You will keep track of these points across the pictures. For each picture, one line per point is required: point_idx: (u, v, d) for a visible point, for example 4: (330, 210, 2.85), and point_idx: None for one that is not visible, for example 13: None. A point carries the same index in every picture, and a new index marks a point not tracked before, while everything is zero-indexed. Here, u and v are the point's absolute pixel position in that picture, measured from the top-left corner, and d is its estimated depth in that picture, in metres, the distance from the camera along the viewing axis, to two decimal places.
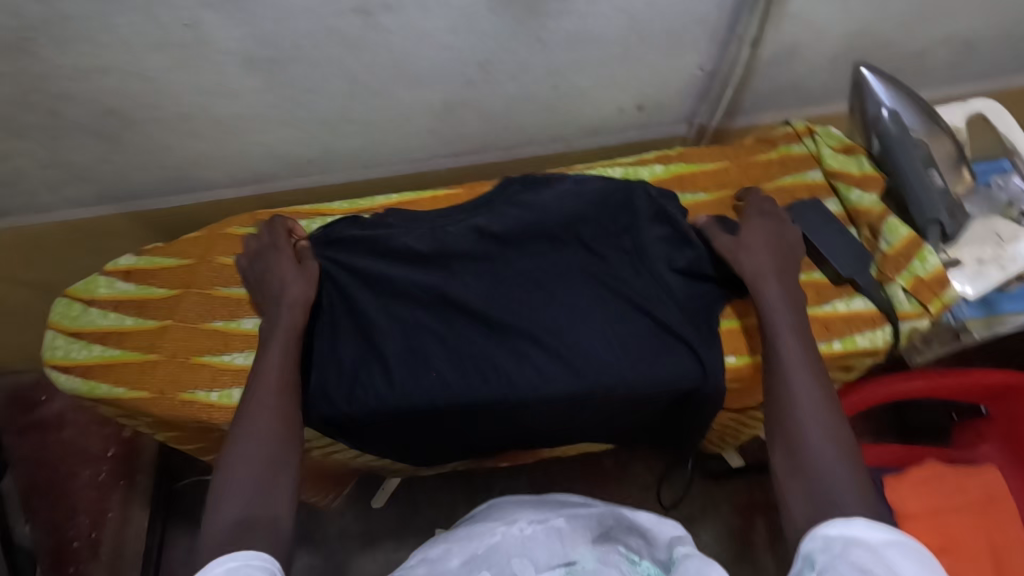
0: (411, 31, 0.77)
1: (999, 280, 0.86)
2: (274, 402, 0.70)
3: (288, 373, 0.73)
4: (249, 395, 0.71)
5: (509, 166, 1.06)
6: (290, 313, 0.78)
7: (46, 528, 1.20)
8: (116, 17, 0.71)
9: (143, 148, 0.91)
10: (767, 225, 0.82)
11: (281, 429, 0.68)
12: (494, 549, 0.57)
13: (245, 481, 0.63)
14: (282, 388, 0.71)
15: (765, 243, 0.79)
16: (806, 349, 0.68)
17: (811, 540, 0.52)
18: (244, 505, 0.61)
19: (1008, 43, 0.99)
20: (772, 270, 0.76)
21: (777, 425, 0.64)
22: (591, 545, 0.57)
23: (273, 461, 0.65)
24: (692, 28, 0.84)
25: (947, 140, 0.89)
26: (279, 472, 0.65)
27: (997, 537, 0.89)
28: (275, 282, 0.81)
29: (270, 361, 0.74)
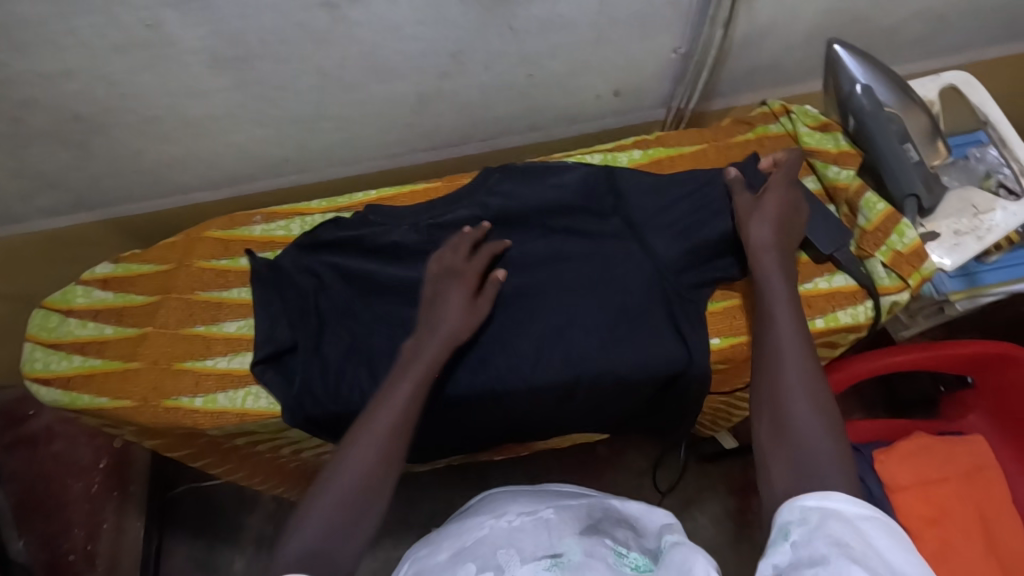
0: (380, 23, 0.76)
1: (977, 250, 0.86)
2: (395, 420, 0.61)
3: (411, 404, 0.63)
4: (375, 407, 0.63)
5: (489, 157, 1.06)
6: (437, 348, 0.70)
7: (40, 543, 1.18)
8: (76, 20, 0.69)
9: (114, 154, 0.90)
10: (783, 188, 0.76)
11: (390, 451, 0.60)
12: (481, 541, 0.56)
13: (337, 499, 0.56)
14: (405, 413, 0.62)
15: (776, 206, 0.75)
16: (799, 321, 0.63)
17: (788, 511, 0.49)
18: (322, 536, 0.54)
19: (977, 16, 0.99)
20: (775, 240, 0.72)
21: (765, 396, 0.60)
22: (578, 536, 0.55)
23: (374, 486, 0.58)
24: (665, 10, 0.84)
25: (921, 114, 0.89)
26: (373, 500, 0.57)
27: (985, 506, 0.91)
28: (442, 315, 0.73)
29: (401, 388, 0.64)
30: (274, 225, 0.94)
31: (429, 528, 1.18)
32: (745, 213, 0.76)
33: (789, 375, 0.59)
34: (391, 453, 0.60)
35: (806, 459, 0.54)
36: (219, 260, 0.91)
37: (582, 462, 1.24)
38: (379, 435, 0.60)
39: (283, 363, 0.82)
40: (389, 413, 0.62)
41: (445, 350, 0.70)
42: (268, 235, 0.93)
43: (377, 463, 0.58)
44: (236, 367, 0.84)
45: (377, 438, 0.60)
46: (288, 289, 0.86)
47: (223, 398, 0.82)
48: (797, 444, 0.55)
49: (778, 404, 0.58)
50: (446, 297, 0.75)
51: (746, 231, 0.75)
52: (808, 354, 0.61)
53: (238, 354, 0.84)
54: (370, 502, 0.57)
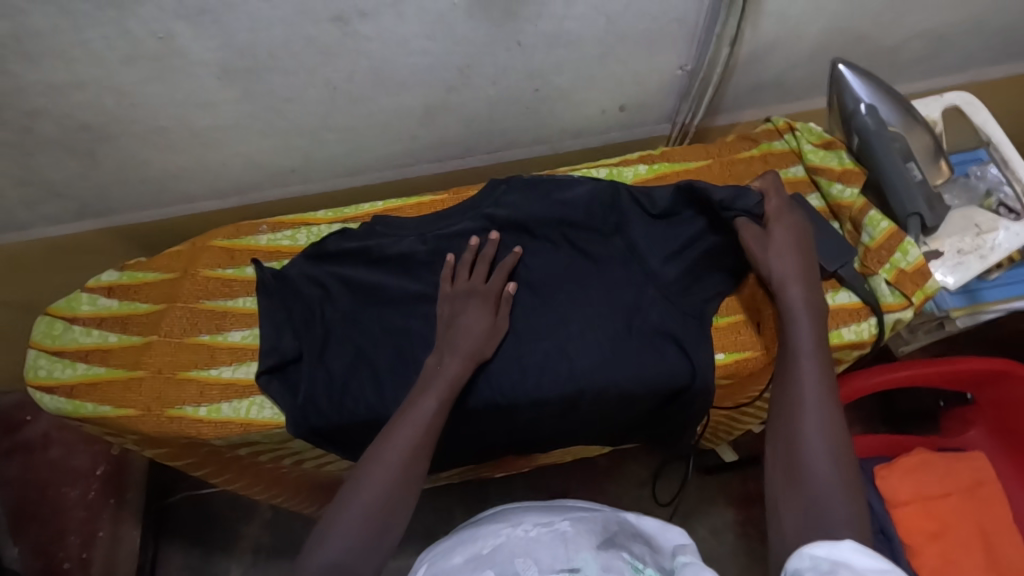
0: (390, 37, 0.77)
1: (980, 269, 0.87)
2: (421, 436, 0.64)
3: (433, 420, 0.66)
4: (399, 417, 0.66)
5: (493, 169, 1.07)
6: (459, 364, 0.73)
7: (34, 551, 1.17)
8: (88, 31, 0.70)
9: (121, 163, 0.90)
10: (791, 218, 0.79)
11: (413, 467, 0.62)
12: (498, 549, 0.56)
13: (362, 511, 0.58)
14: (428, 430, 0.65)
15: (790, 240, 0.77)
16: (824, 367, 0.65)
17: (799, 559, 0.49)
18: (344, 551, 0.56)
19: (979, 36, 1.00)
20: (798, 275, 0.73)
21: (781, 429, 0.62)
22: (595, 550, 0.54)
23: (398, 499, 0.60)
24: (670, 27, 0.85)
25: (923, 133, 0.90)
26: (396, 513, 0.60)
27: (987, 521, 0.91)
28: (467, 333, 0.76)
29: (424, 405, 0.67)
30: (280, 235, 0.94)
31: (428, 538, 1.18)
32: (758, 243, 0.77)
33: (809, 418, 0.61)
34: (413, 472, 0.62)
35: (821, 501, 0.56)
36: (225, 269, 0.91)
37: (582, 475, 1.24)
38: (405, 450, 0.63)
39: (287, 374, 0.82)
40: (414, 430, 0.64)
41: (466, 368, 0.74)
42: (275, 245, 0.93)
43: (401, 476, 0.61)
44: (240, 376, 0.83)
45: (403, 453, 0.62)
46: (294, 300, 0.86)
47: (228, 408, 0.81)
48: (814, 485, 0.57)
49: (796, 442, 0.60)
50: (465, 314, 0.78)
51: (766, 262, 0.76)
52: (832, 401, 0.62)
53: (243, 364, 0.84)
54: (393, 515, 0.59)
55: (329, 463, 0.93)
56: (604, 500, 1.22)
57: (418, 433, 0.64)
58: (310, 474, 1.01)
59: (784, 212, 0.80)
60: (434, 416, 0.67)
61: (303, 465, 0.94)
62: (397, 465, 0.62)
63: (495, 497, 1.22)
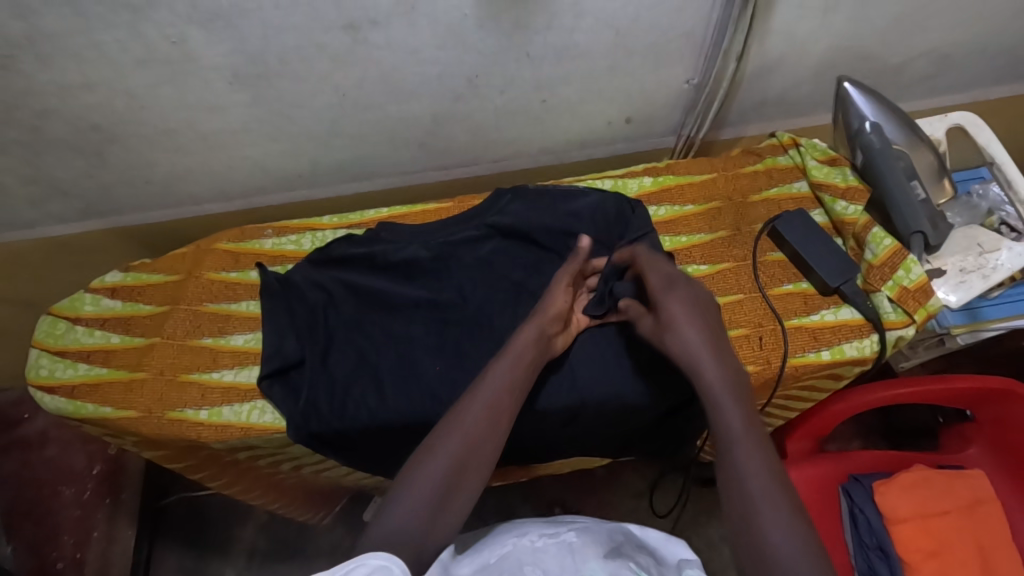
0: (399, 46, 0.77)
1: (982, 289, 0.88)
2: (489, 416, 0.63)
3: (500, 396, 0.65)
4: (468, 396, 0.65)
5: (498, 178, 1.07)
6: (525, 339, 0.72)
7: (28, 549, 1.16)
8: (101, 34, 0.70)
9: (128, 164, 0.91)
10: (679, 290, 0.71)
11: (479, 448, 0.60)
12: (505, 558, 0.56)
13: (430, 486, 0.56)
14: (495, 409, 0.64)
15: (687, 314, 0.68)
16: (759, 449, 0.57)
17: None
18: (411, 513, 0.54)
19: (983, 57, 1.01)
20: (708, 349, 0.65)
21: (735, 521, 0.54)
22: (602, 559, 0.55)
23: (463, 474, 0.58)
24: (678, 42, 0.86)
25: (927, 153, 0.91)
26: (463, 483, 0.58)
27: (984, 539, 0.91)
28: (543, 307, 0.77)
29: (495, 378, 0.67)
30: (285, 239, 0.94)
31: None
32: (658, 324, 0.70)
33: (765, 517, 0.52)
34: (483, 442, 0.61)
35: None
36: (229, 273, 0.91)
37: (580, 484, 1.24)
38: (469, 430, 0.61)
39: (290, 378, 0.82)
40: (485, 399, 0.64)
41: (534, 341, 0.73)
42: (279, 249, 0.93)
43: (465, 454, 0.59)
44: (242, 380, 0.83)
45: (475, 432, 0.61)
46: (297, 304, 0.86)
47: (229, 412, 0.81)
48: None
49: (766, 559, 0.51)
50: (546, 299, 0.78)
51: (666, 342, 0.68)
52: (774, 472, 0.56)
53: (244, 367, 0.84)
54: (457, 493, 0.57)
55: (328, 469, 0.93)
56: (601, 510, 1.22)
57: (487, 403, 0.64)
58: (307, 480, 1.02)
59: (675, 285, 0.72)
60: (507, 389, 0.66)
61: (301, 470, 0.94)
62: (462, 443, 0.60)
63: (492, 505, 1.21)
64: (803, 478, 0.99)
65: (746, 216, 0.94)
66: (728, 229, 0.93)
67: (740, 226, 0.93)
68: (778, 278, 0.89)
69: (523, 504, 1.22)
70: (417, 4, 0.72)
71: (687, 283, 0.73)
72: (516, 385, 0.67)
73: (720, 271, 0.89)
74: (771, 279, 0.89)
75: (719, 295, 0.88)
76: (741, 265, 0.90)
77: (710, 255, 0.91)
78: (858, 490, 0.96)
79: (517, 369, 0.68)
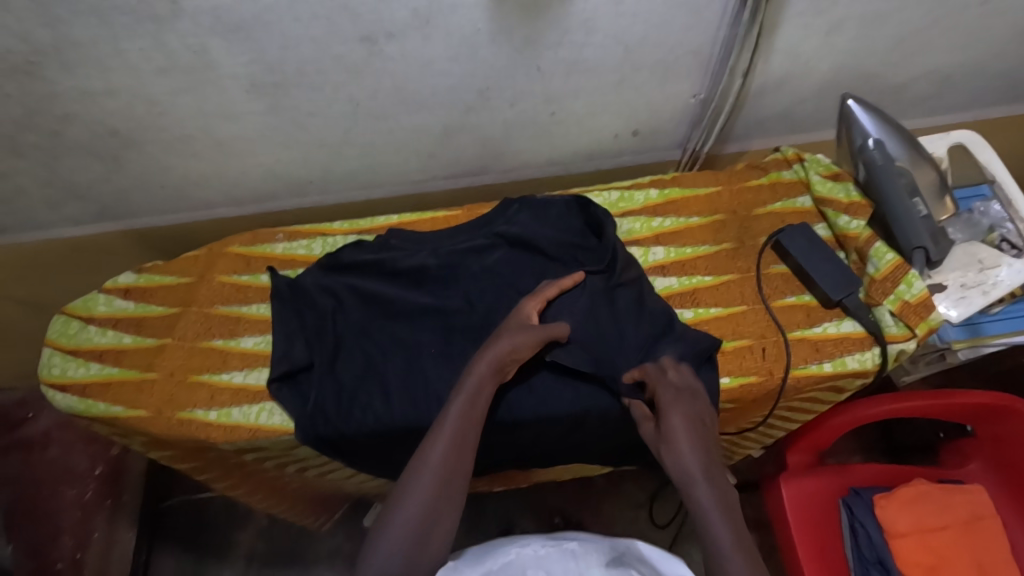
0: (413, 59, 0.79)
1: (982, 305, 0.89)
2: (454, 450, 0.64)
3: (464, 427, 0.66)
4: (435, 430, 0.66)
5: (505, 188, 1.09)
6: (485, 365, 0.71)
7: (26, 551, 1.13)
8: (126, 44, 0.72)
9: (144, 169, 0.92)
10: (685, 401, 0.72)
11: (448, 483, 0.62)
12: (510, 564, 0.59)
13: (406, 528, 0.59)
14: (460, 441, 0.65)
15: (685, 422, 0.69)
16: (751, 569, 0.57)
17: None
18: (389, 557, 0.57)
19: (983, 78, 1.03)
20: (703, 466, 0.65)
21: None
22: (605, 568, 0.58)
23: (437, 513, 0.60)
24: (685, 59, 0.87)
25: (928, 169, 0.91)
26: (440, 521, 0.60)
27: (985, 556, 0.91)
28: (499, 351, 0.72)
29: (456, 409, 0.67)
30: (296, 244, 0.96)
31: None
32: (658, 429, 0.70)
33: None
34: (451, 476, 0.62)
35: None
36: (240, 276, 0.93)
37: (580, 494, 1.25)
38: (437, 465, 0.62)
39: (298, 381, 0.83)
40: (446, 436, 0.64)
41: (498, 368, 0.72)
42: (290, 254, 0.95)
43: (436, 492, 0.61)
44: (251, 382, 0.85)
45: (447, 460, 0.63)
46: (307, 308, 0.87)
47: (237, 413, 0.82)
48: None
49: None
50: (518, 330, 0.75)
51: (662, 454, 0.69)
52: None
53: (253, 369, 0.85)
54: (434, 530, 0.60)
55: (331, 472, 0.94)
56: (601, 519, 1.22)
57: (449, 438, 0.64)
58: (309, 484, 1.03)
59: (678, 397, 0.72)
60: (468, 418, 0.67)
61: (305, 474, 0.95)
62: (430, 480, 0.62)
63: (493, 513, 1.22)
64: (799, 490, 0.99)
65: (750, 229, 0.95)
66: (732, 241, 0.94)
67: (744, 238, 0.94)
68: (781, 290, 0.90)
69: (524, 513, 1.22)
70: (432, 18, 0.74)
71: (693, 399, 0.72)
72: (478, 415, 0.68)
73: (724, 282, 0.91)
74: (774, 291, 0.90)
75: (723, 305, 0.89)
76: (745, 276, 0.91)
77: (713, 267, 0.92)
78: (858, 504, 0.96)
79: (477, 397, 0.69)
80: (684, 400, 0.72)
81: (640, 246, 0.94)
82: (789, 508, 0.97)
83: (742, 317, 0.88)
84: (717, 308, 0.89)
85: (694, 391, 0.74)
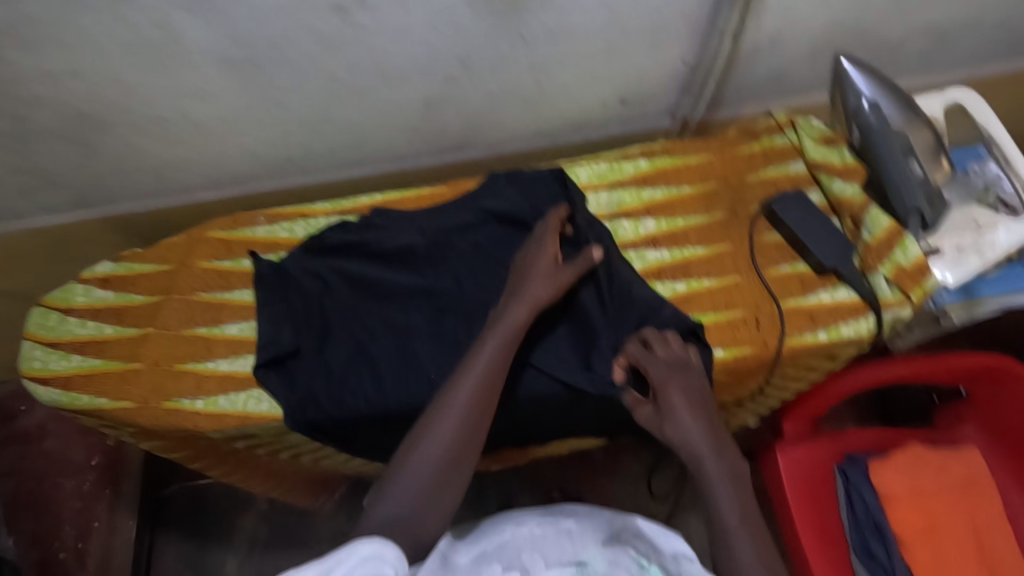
0: (390, 27, 0.76)
1: (979, 269, 0.87)
2: (466, 414, 0.64)
3: (492, 376, 0.68)
4: (454, 386, 0.67)
5: (492, 162, 1.06)
6: (518, 308, 0.74)
7: (29, 542, 1.14)
8: (85, 19, 0.68)
9: (117, 152, 0.89)
10: (680, 380, 0.73)
11: (462, 446, 0.63)
12: (506, 545, 0.59)
13: (418, 483, 0.60)
14: (482, 398, 0.66)
15: (687, 402, 0.70)
16: (756, 542, 0.62)
17: None
18: (402, 506, 0.59)
19: (982, 32, 1.00)
20: (708, 444, 0.67)
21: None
22: (601, 546, 0.57)
23: (453, 464, 0.62)
24: (674, 20, 0.84)
25: (924, 130, 0.88)
26: (451, 478, 0.62)
27: (978, 516, 0.93)
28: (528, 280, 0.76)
29: (485, 359, 0.69)
30: (278, 226, 0.93)
31: None
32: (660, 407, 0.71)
33: None
34: (463, 437, 0.63)
35: None
36: (221, 262, 0.90)
37: (579, 469, 1.25)
38: (457, 420, 0.64)
39: (285, 367, 0.81)
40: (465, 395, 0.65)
41: (532, 316, 0.74)
42: (272, 237, 0.92)
43: (455, 445, 0.63)
44: (237, 369, 0.83)
45: (472, 411, 0.65)
46: (292, 292, 0.85)
47: (224, 401, 0.81)
48: None
49: None
50: (536, 271, 0.77)
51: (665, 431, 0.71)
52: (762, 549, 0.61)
53: (239, 356, 0.84)
54: (449, 484, 0.61)
55: (326, 457, 0.93)
56: (600, 492, 1.23)
57: (470, 389, 0.66)
58: (306, 467, 1.02)
59: (672, 376, 0.73)
60: (494, 367, 0.68)
61: (300, 459, 0.94)
62: (449, 434, 0.63)
63: (492, 490, 1.22)
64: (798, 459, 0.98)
65: (743, 198, 0.93)
66: (725, 210, 0.92)
67: (737, 208, 0.92)
68: (775, 259, 0.88)
69: (524, 489, 1.23)
70: None
71: (690, 375, 0.73)
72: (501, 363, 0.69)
73: (717, 253, 0.89)
74: (768, 261, 0.88)
75: (715, 277, 0.87)
76: (738, 247, 0.89)
77: (705, 239, 0.90)
78: (854, 471, 0.96)
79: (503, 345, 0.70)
80: (680, 378, 0.73)
81: (632, 218, 0.91)
82: (785, 479, 0.96)
83: (736, 288, 0.86)
84: (710, 280, 0.87)
85: (689, 363, 0.75)
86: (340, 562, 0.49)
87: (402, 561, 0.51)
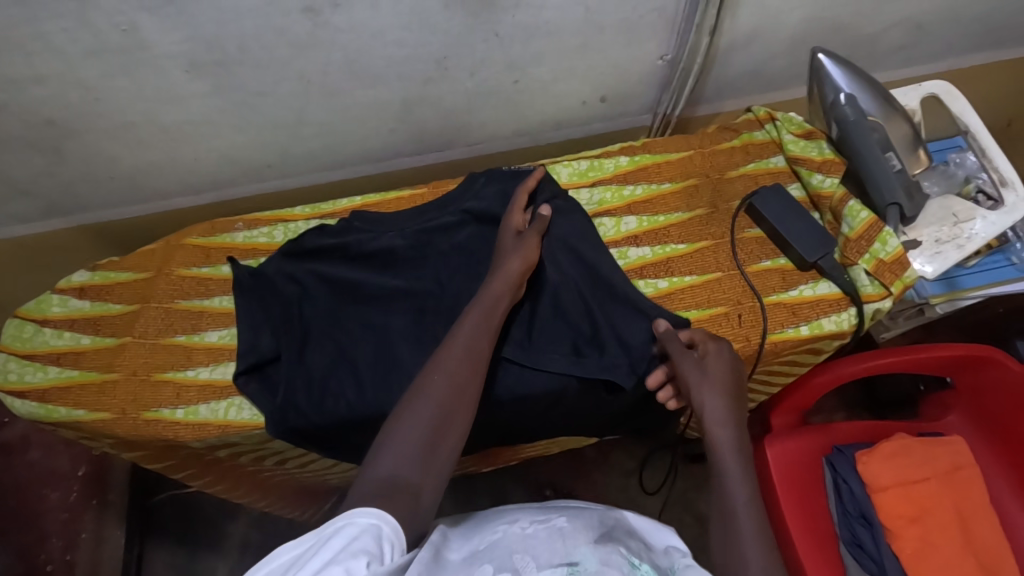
0: (363, 28, 0.75)
1: (958, 259, 0.87)
2: (456, 382, 0.62)
3: (478, 343, 0.67)
4: (440, 355, 0.65)
5: (473, 161, 1.06)
6: (499, 282, 0.74)
7: (14, 555, 1.13)
8: (47, 24, 0.67)
9: (89, 159, 0.88)
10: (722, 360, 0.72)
11: (450, 412, 0.60)
12: (496, 544, 0.54)
13: (412, 445, 0.57)
14: (472, 368, 0.65)
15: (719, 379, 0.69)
16: (759, 518, 0.59)
17: None
18: (397, 466, 0.55)
19: (958, 25, 1.01)
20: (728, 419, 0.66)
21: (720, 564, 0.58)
22: (592, 544, 0.52)
23: (445, 430, 0.59)
24: (649, 18, 0.83)
25: (902, 122, 0.89)
26: (444, 444, 0.58)
27: (965, 505, 0.92)
28: (497, 255, 0.79)
29: (466, 330, 0.68)
30: (256, 232, 0.92)
31: None
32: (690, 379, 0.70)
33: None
34: (454, 404, 0.61)
35: None
36: (200, 268, 0.89)
37: (570, 467, 1.24)
38: (448, 384, 0.62)
39: (265, 373, 0.81)
40: (455, 365, 0.64)
41: (511, 288, 0.74)
42: (251, 242, 0.91)
43: (443, 411, 0.60)
44: (217, 378, 0.82)
45: (457, 375, 0.63)
46: (272, 297, 0.84)
47: (205, 410, 0.80)
48: None
49: None
50: (512, 249, 0.78)
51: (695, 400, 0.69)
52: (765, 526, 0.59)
53: (220, 364, 0.83)
54: (441, 451, 0.58)
55: (311, 463, 0.92)
56: (591, 489, 1.22)
57: (459, 357, 0.65)
58: (292, 476, 1.00)
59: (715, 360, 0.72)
60: (477, 335, 0.68)
61: (286, 467, 0.93)
62: (436, 400, 0.60)
63: (484, 490, 1.22)
64: (785, 451, 0.98)
65: (724, 193, 0.93)
66: (706, 206, 0.92)
67: (717, 203, 0.92)
68: (757, 255, 0.88)
69: (515, 488, 1.22)
70: None
71: (732, 359, 0.72)
72: (488, 333, 0.69)
73: (698, 250, 0.89)
74: (749, 256, 0.88)
75: (697, 273, 0.87)
76: (719, 242, 0.89)
77: (686, 235, 0.90)
78: (841, 462, 0.97)
79: (489, 319, 0.70)
80: (722, 358, 0.72)
81: (613, 216, 0.91)
82: (774, 469, 0.96)
83: (716, 283, 0.86)
84: (691, 277, 0.87)
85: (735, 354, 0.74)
86: (337, 532, 0.46)
87: (399, 535, 0.48)
